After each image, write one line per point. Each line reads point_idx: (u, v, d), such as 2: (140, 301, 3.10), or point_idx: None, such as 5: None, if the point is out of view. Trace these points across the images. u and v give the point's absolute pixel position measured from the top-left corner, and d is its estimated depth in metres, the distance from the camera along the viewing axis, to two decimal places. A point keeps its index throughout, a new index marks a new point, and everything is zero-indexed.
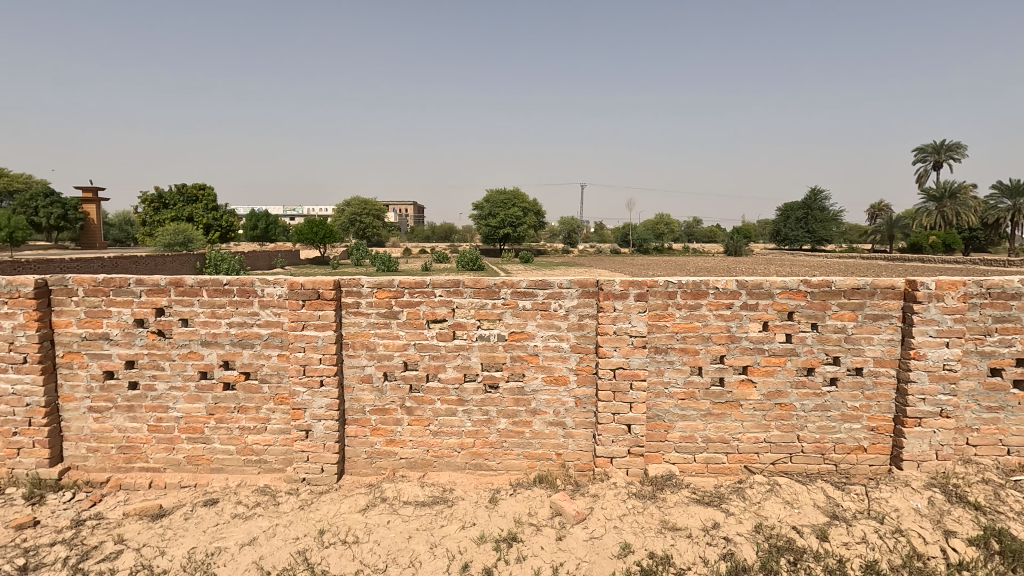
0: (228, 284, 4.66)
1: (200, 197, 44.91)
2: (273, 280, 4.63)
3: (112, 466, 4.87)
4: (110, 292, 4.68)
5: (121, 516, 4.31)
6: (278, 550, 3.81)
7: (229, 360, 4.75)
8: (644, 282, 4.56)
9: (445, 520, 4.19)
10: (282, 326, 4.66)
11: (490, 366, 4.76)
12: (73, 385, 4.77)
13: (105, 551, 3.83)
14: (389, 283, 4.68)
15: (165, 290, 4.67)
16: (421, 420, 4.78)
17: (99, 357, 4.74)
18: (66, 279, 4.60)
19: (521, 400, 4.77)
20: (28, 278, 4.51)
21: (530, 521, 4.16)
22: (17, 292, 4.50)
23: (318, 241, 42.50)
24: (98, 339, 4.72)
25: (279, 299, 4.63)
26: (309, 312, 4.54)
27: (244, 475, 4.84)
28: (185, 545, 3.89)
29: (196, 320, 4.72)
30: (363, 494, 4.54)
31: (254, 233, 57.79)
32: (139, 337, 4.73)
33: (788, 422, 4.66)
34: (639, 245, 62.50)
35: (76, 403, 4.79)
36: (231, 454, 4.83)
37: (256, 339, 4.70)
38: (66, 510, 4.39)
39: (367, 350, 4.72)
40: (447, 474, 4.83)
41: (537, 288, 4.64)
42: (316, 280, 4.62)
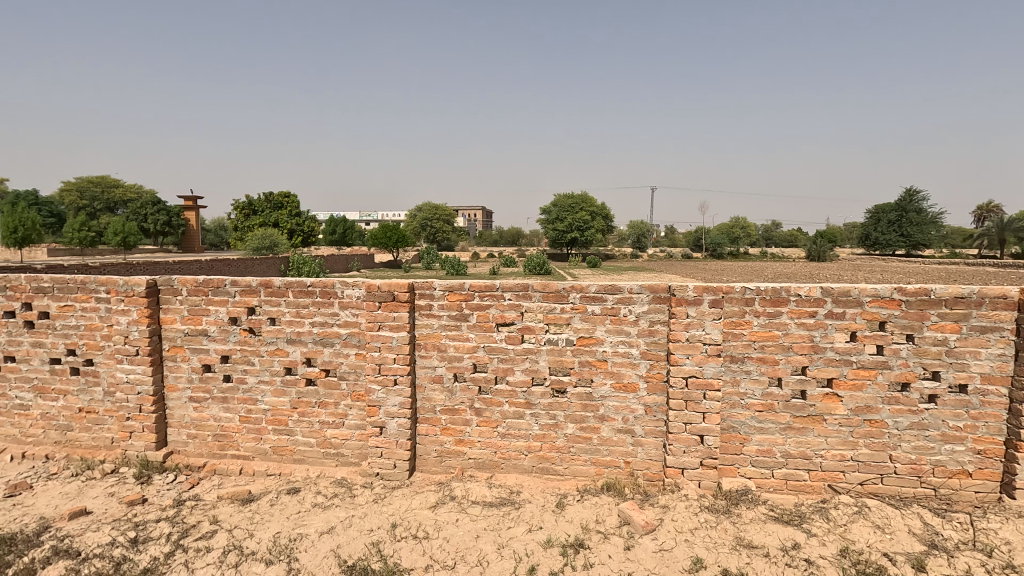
0: (312, 285, 4.96)
1: (286, 203, 47.91)
2: (352, 282, 4.89)
3: (208, 452, 5.28)
4: (209, 292, 5.11)
5: (215, 499, 4.66)
6: (353, 541, 3.99)
7: (312, 357, 5.04)
8: (720, 288, 4.39)
9: (513, 522, 4.22)
10: (359, 326, 4.90)
11: (558, 370, 4.75)
12: (177, 376, 5.25)
13: (202, 530, 4.16)
14: (460, 286, 4.80)
15: (256, 290, 5.04)
16: (489, 421, 4.86)
17: (198, 351, 5.19)
18: (172, 280, 5.13)
19: (589, 406, 4.72)
20: (141, 279, 5.06)
21: (598, 529, 4.11)
22: (132, 291, 5.08)
23: (392, 245, 44.26)
24: (198, 335, 5.17)
25: (357, 300, 4.88)
26: (385, 313, 4.76)
27: (324, 467, 5.10)
28: (271, 530, 4.15)
29: (282, 319, 5.05)
30: (433, 492, 4.66)
31: (333, 238, 61.02)
32: (233, 334, 5.13)
33: (879, 441, 4.33)
34: (713, 249, 60.34)
35: (178, 393, 5.27)
36: (312, 446, 5.12)
37: (335, 338, 4.97)
38: (169, 490, 4.82)
39: (438, 351, 4.85)
40: (514, 476, 4.86)
41: (607, 293, 4.60)
42: (391, 283, 4.82)
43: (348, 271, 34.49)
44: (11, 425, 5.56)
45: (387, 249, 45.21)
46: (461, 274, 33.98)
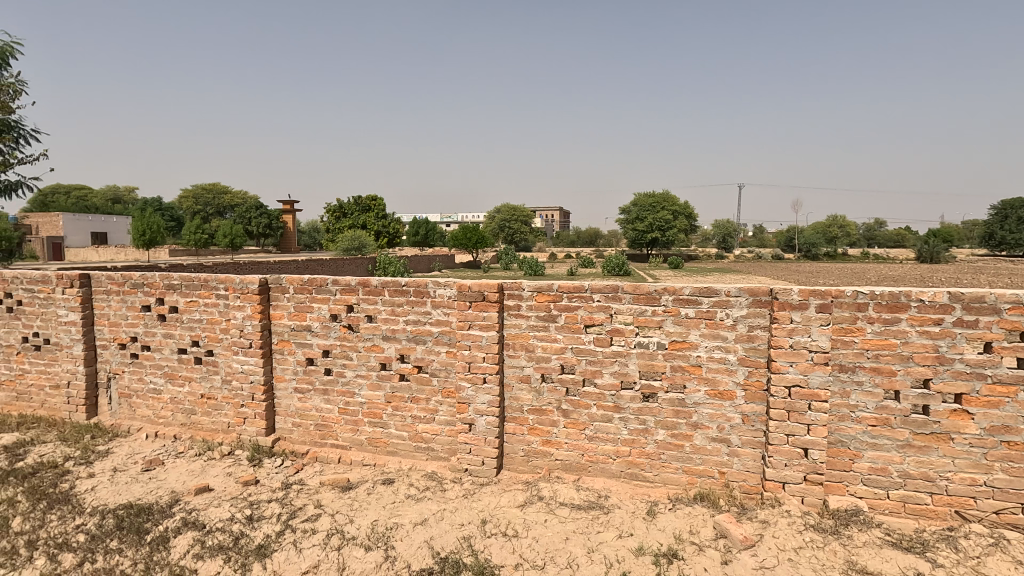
0: (406, 285, 5.16)
1: (373, 207, 50.37)
2: (444, 282, 5.04)
3: (310, 440, 5.63)
4: (313, 290, 5.47)
5: (318, 484, 4.97)
6: (446, 534, 4.11)
7: (405, 354, 5.24)
8: (828, 292, 4.10)
9: (602, 526, 4.16)
10: (450, 325, 5.04)
11: (648, 374, 4.63)
12: (284, 368, 5.66)
13: (308, 513, 4.45)
14: (549, 287, 4.80)
15: (355, 289, 5.32)
16: (577, 423, 4.83)
17: (303, 345, 5.56)
18: (281, 279, 5.53)
19: (681, 412, 4.57)
20: (255, 278, 5.50)
21: (692, 540, 3.96)
22: (246, 289, 5.54)
23: (471, 245, 45.20)
24: (303, 330, 5.54)
25: (449, 300, 5.02)
26: (475, 312, 4.86)
27: (415, 460, 5.29)
28: (369, 517, 4.36)
29: (379, 316, 5.30)
30: (521, 491, 4.69)
31: (416, 240, 63.31)
32: (334, 330, 5.45)
33: (1019, 466, 3.86)
34: (806, 249, 56.58)
35: (285, 383, 5.67)
36: (404, 440, 5.32)
37: (427, 336, 5.14)
38: (277, 473, 5.20)
39: (526, 351, 4.89)
40: (602, 480, 4.80)
41: (702, 295, 4.43)
42: (481, 283, 4.91)
43: (430, 271, 35.69)
44: (145, 407, 6.25)
45: (467, 249, 46.29)
46: (539, 275, 34.11)
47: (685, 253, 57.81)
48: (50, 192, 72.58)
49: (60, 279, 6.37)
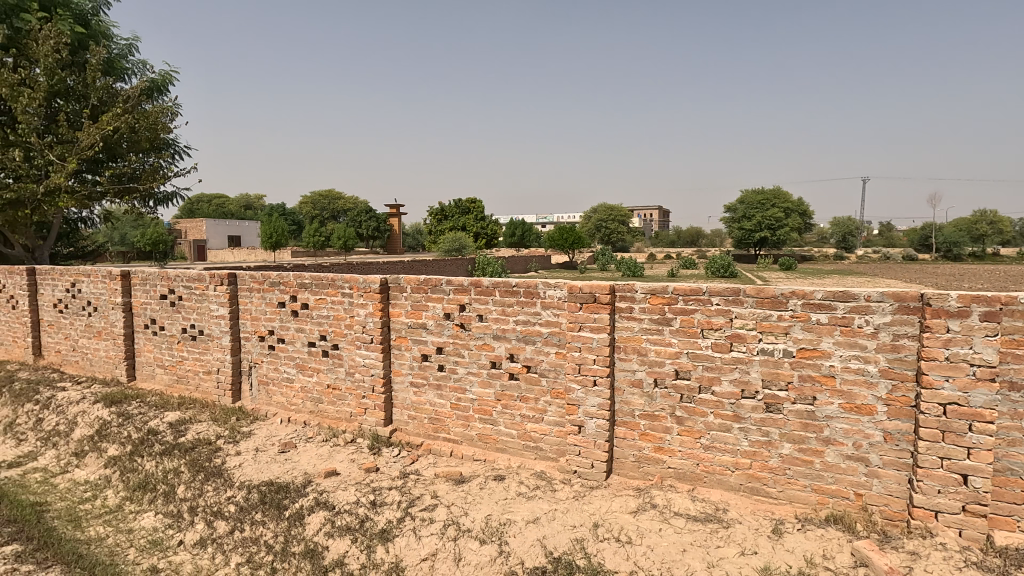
0: (516, 285, 5.25)
1: (472, 209, 51.96)
2: (554, 283, 5.06)
3: (424, 433, 5.90)
4: (428, 290, 5.74)
5: (433, 476, 5.20)
6: (558, 534, 4.12)
7: (515, 353, 5.33)
8: (996, 298, 3.59)
9: (722, 541, 3.96)
10: (560, 326, 5.06)
11: (773, 383, 4.34)
12: (401, 363, 5.98)
13: (425, 502, 4.67)
14: (663, 289, 4.66)
15: (467, 289, 5.51)
16: (692, 432, 4.63)
17: (419, 342, 5.84)
18: (399, 279, 5.86)
19: (810, 426, 4.23)
20: (376, 278, 5.89)
21: (825, 564, 3.65)
22: (369, 288, 5.94)
23: (567, 246, 45.13)
24: (419, 327, 5.83)
25: (559, 301, 5.04)
26: (586, 314, 4.84)
27: (524, 459, 5.36)
28: (482, 511, 4.49)
29: (489, 316, 5.43)
30: (633, 497, 4.59)
31: (512, 241, 64.34)
32: (447, 328, 5.67)
33: None
34: (945, 248, 50.29)
35: (401, 377, 5.99)
36: (513, 438, 5.41)
37: (537, 336, 5.19)
38: (396, 463, 5.51)
39: (638, 355, 4.77)
40: (719, 492, 4.57)
41: (837, 300, 4.07)
42: (592, 285, 4.87)
43: (527, 272, 36.12)
44: (280, 394, 6.88)
45: (563, 250, 46.28)
46: (637, 275, 33.31)
47: (798, 253, 53.63)
48: (195, 201, 82.42)
49: (213, 278, 7.21)
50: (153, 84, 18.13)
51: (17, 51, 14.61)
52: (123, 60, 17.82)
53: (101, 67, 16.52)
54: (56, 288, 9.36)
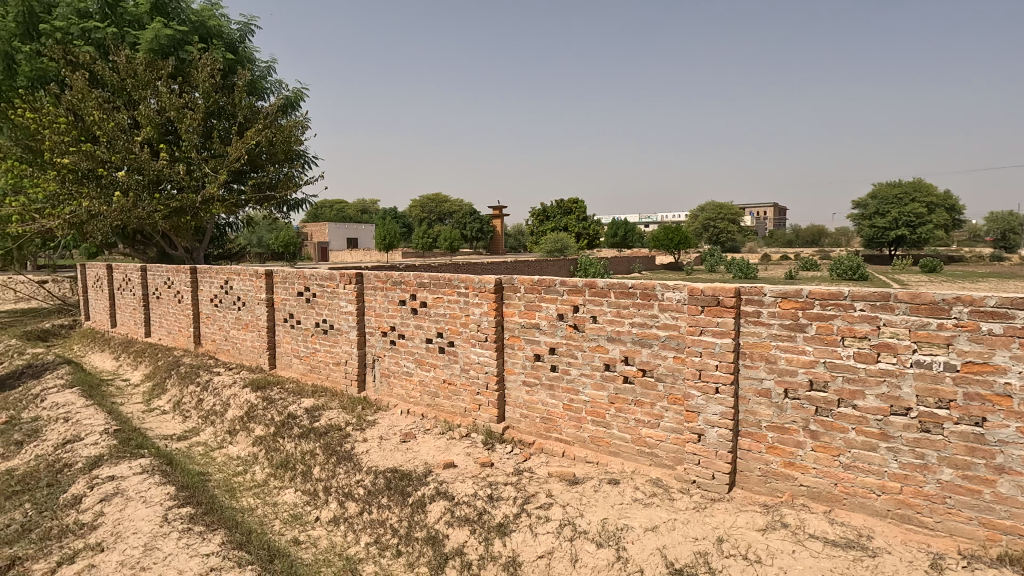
0: (632, 287, 5.14)
1: (574, 209, 51.81)
2: (673, 285, 4.89)
3: (536, 432, 5.96)
4: (542, 290, 5.79)
5: (547, 475, 5.24)
6: (679, 545, 3.98)
7: (630, 356, 5.22)
8: None
9: (869, 570, 3.59)
10: (679, 329, 4.87)
11: (930, 400, 3.86)
12: (514, 361, 6.10)
13: (540, 501, 4.71)
14: (796, 293, 4.33)
15: (581, 290, 5.49)
16: (829, 448, 4.26)
17: (532, 342, 5.92)
18: (513, 279, 5.99)
19: (978, 451, 3.71)
20: (491, 278, 6.08)
21: None
22: (485, 288, 6.14)
23: (673, 246, 43.50)
24: (532, 327, 5.90)
25: (678, 303, 4.86)
26: (708, 317, 4.62)
27: (638, 464, 5.23)
28: (599, 514, 4.44)
29: (603, 317, 5.37)
30: (760, 513, 4.31)
31: (614, 241, 63.21)
32: (560, 328, 5.68)
33: None
34: None
35: (514, 376, 6.11)
36: (627, 442, 5.29)
37: (654, 339, 5.04)
38: (509, 459, 5.62)
39: (767, 362, 4.47)
40: (861, 517, 4.15)
41: (1016, 308, 3.54)
42: (715, 287, 4.63)
43: (630, 273, 35.30)
44: (400, 386, 7.30)
45: (668, 250, 44.67)
46: (749, 277, 31.32)
47: (944, 254, 47.44)
48: (319, 207, 89.99)
49: (343, 277, 7.83)
50: (288, 101, 20.07)
51: (182, 78, 16.82)
52: (264, 80, 19.91)
53: (246, 88, 18.56)
54: (213, 284, 10.66)
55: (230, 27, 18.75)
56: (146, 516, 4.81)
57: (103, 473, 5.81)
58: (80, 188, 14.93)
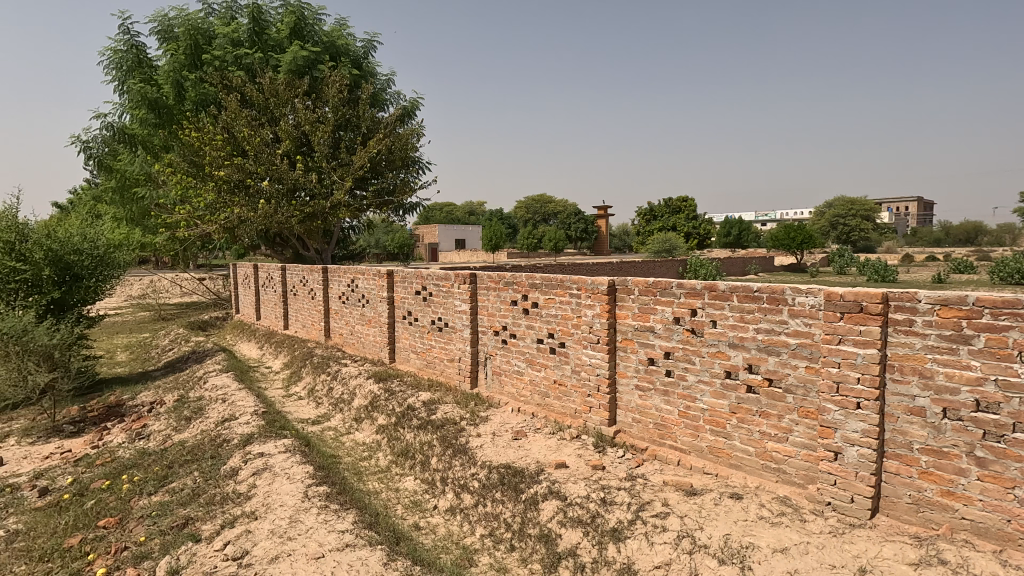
0: (759, 291, 4.84)
1: (683, 208, 49.79)
2: (806, 289, 4.53)
3: (649, 438, 5.79)
4: (657, 293, 5.64)
5: (661, 483, 5.08)
6: (814, 571, 3.67)
7: (754, 364, 4.91)
8: None
9: None
10: (812, 337, 4.51)
11: None
12: (626, 364, 6.00)
13: (656, 509, 4.57)
14: (959, 300, 3.82)
15: (700, 293, 5.27)
16: (1000, 479, 3.70)
17: (645, 345, 5.78)
18: (627, 281, 5.89)
19: None
20: (605, 280, 6.04)
21: None
22: (597, 289, 6.12)
23: (794, 246, 40.20)
24: (646, 330, 5.76)
25: (812, 309, 4.49)
26: (848, 325, 4.23)
27: (762, 480, 4.89)
28: (720, 529, 4.22)
29: (725, 322, 5.11)
30: (911, 546, 3.84)
31: (726, 240, 59.79)
32: (677, 333, 5.49)
33: None
34: None
35: (627, 380, 6.00)
36: (750, 455, 4.97)
37: (783, 347, 4.71)
38: (621, 464, 5.53)
39: (921, 377, 3.99)
40: None
41: None
42: (857, 292, 4.22)
43: (745, 275, 33.17)
44: (511, 385, 7.47)
45: (788, 250, 41.37)
46: (887, 280, 28.08)
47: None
48: (430, 209, 94.99)
49: (458, 277, 8.17)
50: (406, 111, 21.33)
51: (315, 95, 18.49)
52: (385, 92, 21.34)
53: (369, 100, 19.98)
54: (341, 283, 11.61)
55: (355, 45, 20.29)
56: (290, 491, 5.36)
57: (254, 449, 6.56)
58: (233, 197, 16.99)
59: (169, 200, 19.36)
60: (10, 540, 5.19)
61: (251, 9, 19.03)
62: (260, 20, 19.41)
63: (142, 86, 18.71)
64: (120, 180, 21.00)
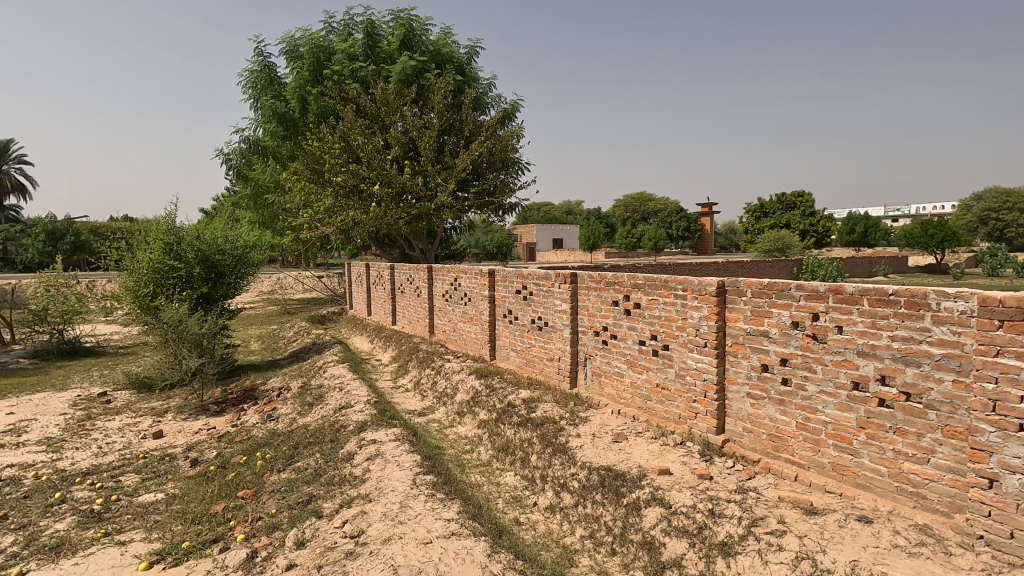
0: (895, 294, 4.37)
1: (798, 203, 46.12)
2: (954, 293, 4.02)
3: (762, 449, 5.44)
4: (773, 295, 5.28)
5: (776, 499, 4.74)
6: None
7: (888, 375, 4.44)
8: None
9: None
10: (962, 348, 3.98)
11: None
12: (737, 370, 5.67)
13: (771, 526, 4.28)
14: None
15: (824, 296, 4.86)
16: None
17: (759, 351, 5.43)
18: (739, 282, 5.58)
19: None
20: (713, 280, 5.76)
21: None
22: (705, 291, 5.85)
23: (933, 244, 35.73)
24: (760, 335, 5.42)
25: (961, 316, 3.97)
26: (1009, 335, 3.69)
27: (897, 504, 4.39)
28: (846, 553, 3.86)
29: (852, 328, 4.67)
30: None
31: (849, 238, 54.53)
32: (795, 338, 5.10)
33: None
34: None
35: (737, 387, 5.68)
36: (881, 476, 4.49)
37: (924, 358, 4.21)
38: (730, 475, 5.24)
39: None
40: None
41: None
42: (1021, 297, 3.67)
43: (871, 277, 30.05)
44: (611, 386, 7.36)
45: (926, 249, 36.85)
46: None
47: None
48: (528, 209, 96.14)
49: (558, 276, 8.19)
50: (506, 113, 21.74)
51: (422, 102, 19.40)
52: (487, 96, 21.89)
53: (472, 105, 20.59)
54: (445, 281, 12.08)
55: (459, 52, 21.03)
56: (400, 478, 5.68)
57: (367, 436, 7.02)
58: (348, 201, 18.30)
59: (294, 205, 21.28)
60: (170, 502, 5.98)
61: (365, 25, 20.37)
62: (373, 34, 20.72)
63: (273, 102, 20.72)
64: (254, 187, 23.41)
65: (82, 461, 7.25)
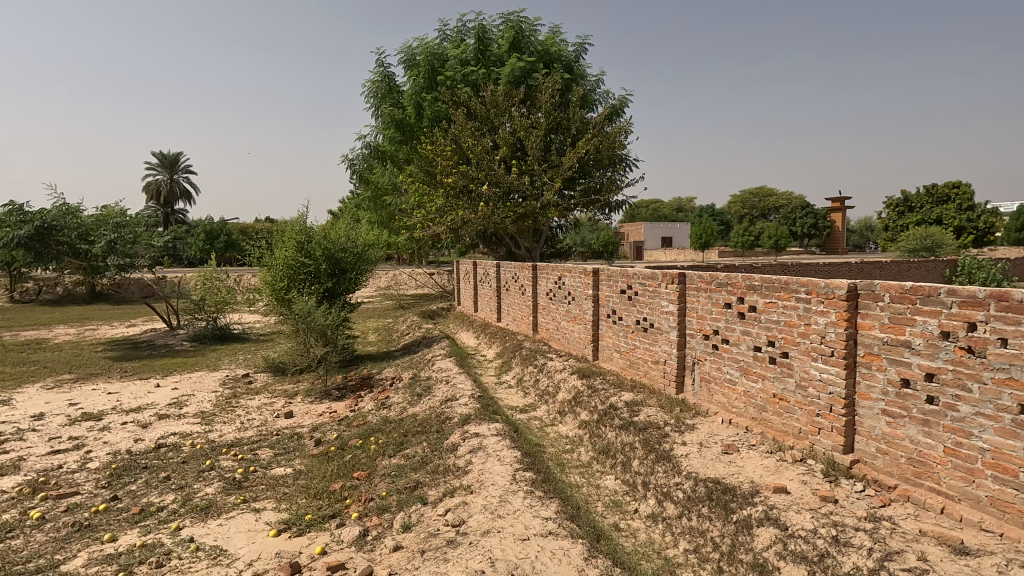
0: None
1: (952, 195, 40.36)
2: None
3: (900, 475, 4.81)
4: (917, 300, 4.65)
5: (916, 532, 4.18)
6: None
7: None
8: None
9: None
10: None
11: None
12: (870, 385, 5.07)
13: (909, 563, 3.78)
14: None
15: (983, 303, 4.19)
16: None
17: (898, 363, 4.82)
18: (875, 285, 4.99)
19: None
20: (843, 283, 5.22)
21: None
22: (832, 294, 5.31)
23: None
24: (900, 345, 4.81)
25: None
26: None
27: None
28: None
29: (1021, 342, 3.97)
30: None
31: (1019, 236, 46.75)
32: (945, 351, 4.46)
33: None
34: None
35: (870, 403, 5.08)
36: None
37: None
38: (860, 500, 4.70)
39: None
40: None
41: None
42: None
43: None
44: (722, 393, 6.94)
45: None
46: None
47: None
48: (636, 207, 93.91)
49: (665, 276, 7.88)
50: (614, 109, 21.34)
51: (530, 102, 19.63)
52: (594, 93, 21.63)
53: (579, 102, 20.47)
54: (548, 280, 12.13)
55: (567, 50, 21.00)
56: (500, 472, 5.79)
57: (471, 429, 7.25)
58: (458, 201, 19.04)
59: (409, 205, 22.55)
60: (297, 477, 6.60)
61: (477, 30, 21.05)
62: (484, 39, 21.34)
63: (392, 110, 22.12)
64: (374, 190, 25.16)
65: (228, 434, 8.24)
